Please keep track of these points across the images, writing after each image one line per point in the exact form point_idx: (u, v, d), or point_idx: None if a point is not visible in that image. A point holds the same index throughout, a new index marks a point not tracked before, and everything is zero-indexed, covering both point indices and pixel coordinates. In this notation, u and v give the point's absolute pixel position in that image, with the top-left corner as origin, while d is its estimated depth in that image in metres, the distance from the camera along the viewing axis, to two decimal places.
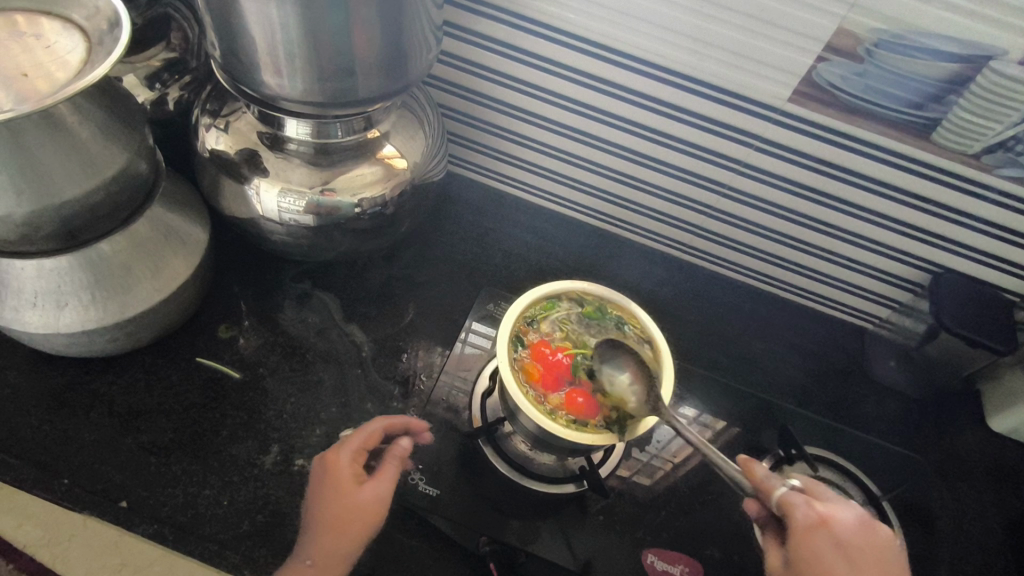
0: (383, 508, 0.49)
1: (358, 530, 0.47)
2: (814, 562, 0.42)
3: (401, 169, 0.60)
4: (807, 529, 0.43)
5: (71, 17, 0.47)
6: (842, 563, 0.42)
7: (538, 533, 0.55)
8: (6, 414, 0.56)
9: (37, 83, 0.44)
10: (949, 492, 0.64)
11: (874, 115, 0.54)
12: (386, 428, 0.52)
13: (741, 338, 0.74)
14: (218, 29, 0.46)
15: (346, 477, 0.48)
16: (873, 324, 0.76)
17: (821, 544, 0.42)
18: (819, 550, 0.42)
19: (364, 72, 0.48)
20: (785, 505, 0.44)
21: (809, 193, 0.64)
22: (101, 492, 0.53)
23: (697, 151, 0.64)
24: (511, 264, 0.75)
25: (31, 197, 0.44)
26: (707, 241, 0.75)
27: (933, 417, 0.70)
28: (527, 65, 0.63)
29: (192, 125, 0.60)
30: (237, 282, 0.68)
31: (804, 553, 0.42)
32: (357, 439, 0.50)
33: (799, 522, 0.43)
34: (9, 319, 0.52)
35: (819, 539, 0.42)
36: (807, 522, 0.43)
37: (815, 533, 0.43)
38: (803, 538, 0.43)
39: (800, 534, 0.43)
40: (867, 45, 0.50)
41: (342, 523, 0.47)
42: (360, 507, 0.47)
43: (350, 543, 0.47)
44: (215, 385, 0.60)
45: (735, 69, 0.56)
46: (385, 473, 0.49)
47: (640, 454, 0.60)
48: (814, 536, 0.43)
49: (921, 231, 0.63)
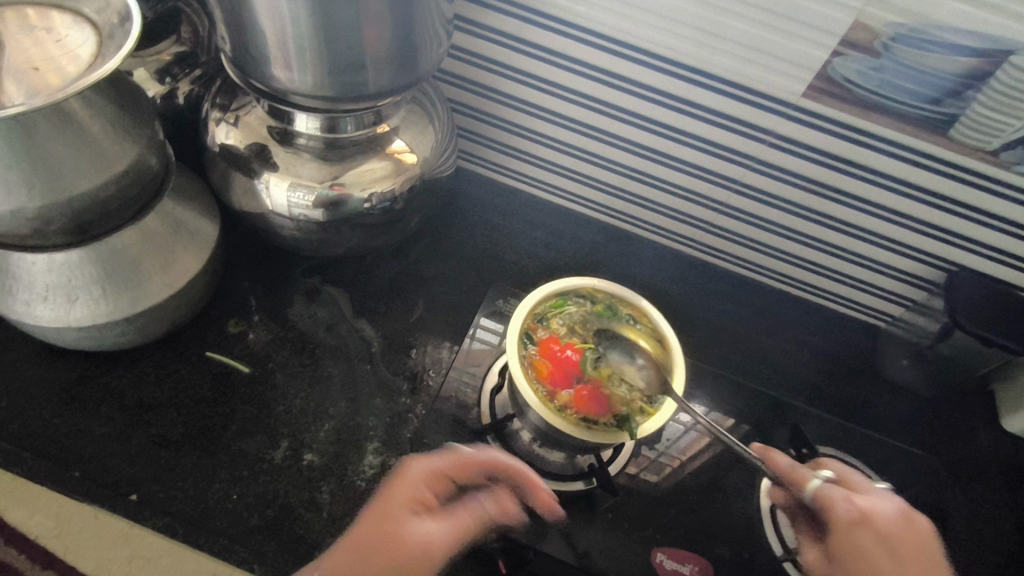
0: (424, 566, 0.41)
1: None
2: (857, 557, 0.42)
3: (411, 164, 0.59)
4: (848, 523, 0.43)
5: (82, 11, 0.47)
6: (886, 558, 0.42)
7: (547, 531, 0.54)
8: (19, 407, 0.56)
9: (48, 76, 0.44)
10: (963, 493, 0.64)
11: (890, 110, 0.54)
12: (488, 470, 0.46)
13: (752, 336, 0.73)
14: (228, 22, 0.46)
15: (410, 498, 0.43)
16: (887, 322, 0.75)
17: (864, 538, 0.42)
18: (862, 544, 0.42)
19: (374, 66, 0.47)
20: (823, 499, 0.45)
21: (823, 190, 0.63)
22: (113, 486, 0.54)
23: (709, 146, 0.64)
24: (521, 260, 0.74)
25: (42, 191, 0.44)
26: (718, 237, 0.74)
27: (947, 417, 0.69)
28: (538, 59, 0.62)
29: (202, 120, 0.60)
30: (247, 277, 0.68)
31: (845, 547, 0.43)
32: (447, 464, 0.45)
33: (839, 517, 0.43)
34: (22, 313, 0.52)
35: (861, 534, 0.43)
36: (848, 516, 0.43)
37: (856, 528, 0.43)
38: (845, 534, 0.43)
39: (841, 528, 0.43)
40: (884, 39, 0.49)
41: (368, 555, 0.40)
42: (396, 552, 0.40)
43: None
44: (225, 379, 0.60)
45: (748, 63, 0.55)
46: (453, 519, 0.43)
47: (649, 452, 0.60)
48: (856, 530, 0.43)
49: (936, 228, 0.62)
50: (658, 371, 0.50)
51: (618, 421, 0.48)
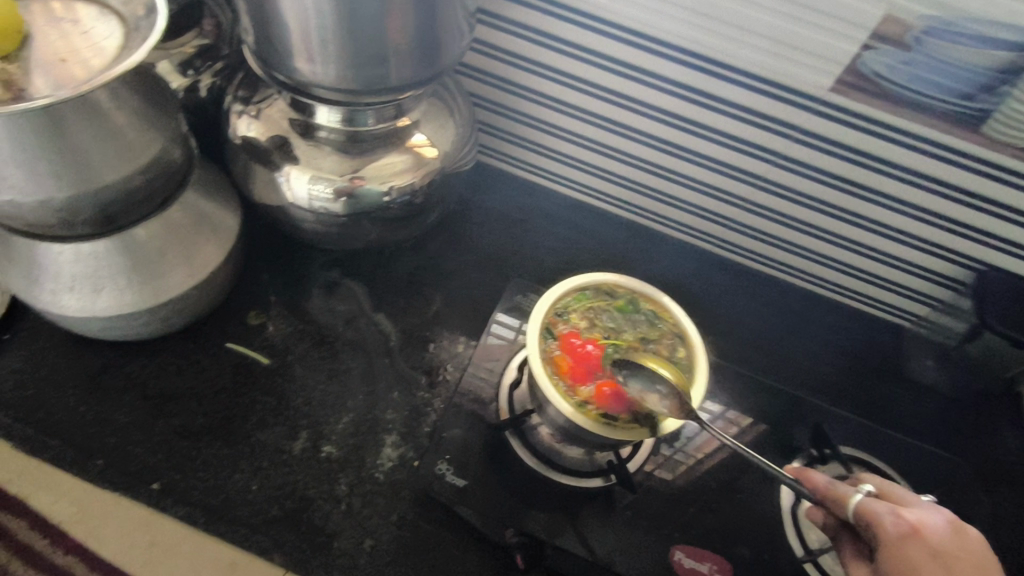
0: None
1: None
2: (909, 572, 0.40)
3: (430, 157, 0.59)
4: (896, 538, 0.41)
5: (107, 4, 0.47)
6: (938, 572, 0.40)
7: (565, 527, 0.54)
8: (45, 395, 0.57)
9: (74, 69, 0.43)
10: (989, 497, 0.62)
11: (921, 105, 0.52)
12: None
13: (773, 334, 0.72)
14: (252, 15, 0.46)
15: None
16: (911, 322, 0.74)
17: (915, 552, 0.41)
18: (914, 557, 0.40)
19: (396, 59, 0.47)
20: (868, 514, 0.43)
21: (848, 187, 0.62)
22: (135, 474, 0.54)
23: (731, 141, 0.63)
24: (540, 255, 0.74)
25: (70, 182, 0.45)
26: (739, 234, 0.73)
27: (972, 419, 0.68)
28: (560, 52, 0.62)
29: (224, 112, 0.60)
30: (267, 269, 0.68)
31: (897, 563, 0.41)
32: None
33: (888, 532, 0.42)
34: (47, 303, 0.52)
35: (910, 548, 0.41)
36: (897, 531, 0.42)
37: (906, 542, 0.41)
38: (894, 549, 0.41)
39: (890, 542, 0.41)
40: (917, 33, 0.48)
41: None
42: None
43: None
44: (246, 371, 0.61)
45: (774, 57, 0.54)
46: None
47: (666, 450, 0.59)
48: (905, 545, 0.41)
49: (966, 227, 0.61)
50: (680, 401, 0.46)
51: (637, 418, 0.47)
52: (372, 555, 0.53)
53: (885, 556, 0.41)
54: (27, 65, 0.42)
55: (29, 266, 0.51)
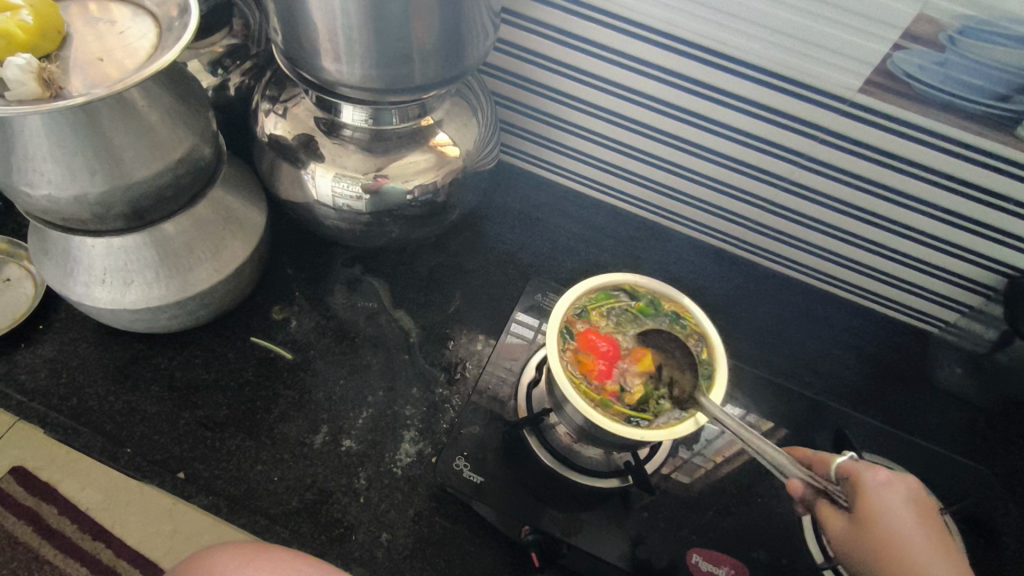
0: None
1: None
2: (887, 516, 0.43)
3: (453, 156, 0.59)
4: (876, 487, 0.44)
5: (143, 5, 0.48)
6: (912, 518, 0.43)
7: (580, 525, 0.54)
8: (76, 385, 0.59)
9: (109, 67, 0.44)
10: (1018, 507, 0.61)
11: (953, 107, 0.51)
12: None
13: (794, 338, 0.71)
14: (281, 15, 0.47)
15: None
16: (939, 328, 0.72)
17: (892, 499, 0.43)
18: (892, 504, 0.43)
19: (421, 59, 0.48)
20: (847, 467, 0.46)
21: (876, 189, 0.61)
22: (161, 463, 0.55)
23: (755, 141, 0.62)
24: (560, 254, 0.74)
25: (104, 177, 0.46)
26: (763, 236, 0.73)
27: (1001, 429, 0.66)
28: (583, 51, 0.62)
29: (252, 111, 0.61)
30: (291, 265, 0.69)
31: (877, 508, 0.43)
32: None
33: (866, 481, 0.44)
34: (81, 294, 0.54)
35: (889, 495, 0.44)
36: (877, 480, 0.44)
37: (884, 492, 0.44)
38: (869, 495, 0.44)
39: (872, 490, 0.44)
40: (950, 32, 0.47)
41: None
42: None
43: None
44: (269, 364, 0.62)
45: (801, 57, 0.53)
46: None
47: (685, 452, 0.59)
48: (882, 493, 0.44)
49: (999, 231, 0.59)
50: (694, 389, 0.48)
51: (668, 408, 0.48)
52: (389, 548, 0.53)
53: (866, 501, 0.43)
54: (66, 64, 0.43)
55: (63, 259, 0.53)
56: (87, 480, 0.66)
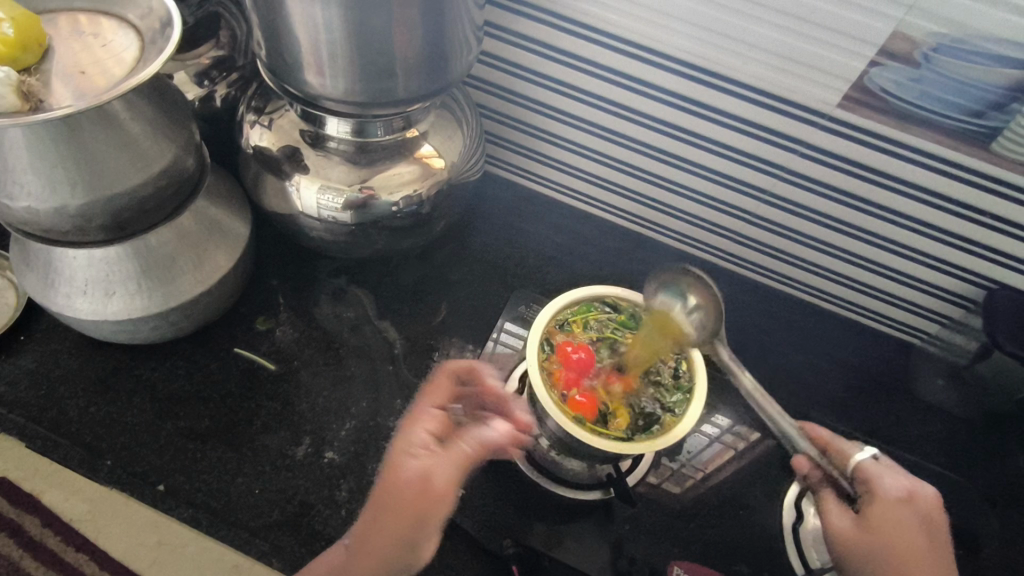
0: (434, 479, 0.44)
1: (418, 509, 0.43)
2: (895, 526, 0.46)
3: (438, 168, 0.60)
4: (892, 497, 0.47)
5: (126, 17, 0.48)
6: (919, 534, 0.46)
7: (562, 539, 0.54)
8: (56, 396, 0.59)
9: (94, 79, 0.44)
10: (999, 519, 0.61)
11: (929, 122, 0.52)
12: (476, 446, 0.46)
13: (778, 349, 0.72)
14: (265, 29, 0.47)
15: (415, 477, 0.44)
16: (922, 340, 0.73)
17: (905, 514, 0.46)
18: (904, 519, 0.46)
19: (404, 72, 0.48)
20: (868, 472, 0.48)
21: (855, 202, 0.61)
22: (141, 475, 0.55)
23: (736, 155, 0.63)
24: (546, 265, 0.74)
25: (85, 189, 0.46)
26: (747, 248, 0.73)
27: (983, 440, 0.66)
28: (567, 66, 0.62)
29: (238, 122, 0.61)
30: (277, 276, 0.69)
31: (890, 518, 0.46)
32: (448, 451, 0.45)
33: (881, 486, 0.47)
34: (62, 305, 0.54)
35: (905, 510, 0.46)
36: (896, 491, 0.47)
37: (895, 504, 0.46)
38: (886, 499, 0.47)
39: (890, 499, 0.47)
40: (925, 49, 0.48)
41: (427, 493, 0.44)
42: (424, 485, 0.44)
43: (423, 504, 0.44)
44: (252, 375, 0.62)
45: (781, 72, 0.54)
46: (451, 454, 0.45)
47: (670, 463, 0.59)
48: (892, 505, 0.46)
49: (978, 244, 0.60)
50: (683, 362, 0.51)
51: (648, 419, 0.49)
52: None
53: (883, 508, 0.46)
54: (49, 76, 0.44)
55: (44, 270, 0.53)
56: (70, 490, 0.66)
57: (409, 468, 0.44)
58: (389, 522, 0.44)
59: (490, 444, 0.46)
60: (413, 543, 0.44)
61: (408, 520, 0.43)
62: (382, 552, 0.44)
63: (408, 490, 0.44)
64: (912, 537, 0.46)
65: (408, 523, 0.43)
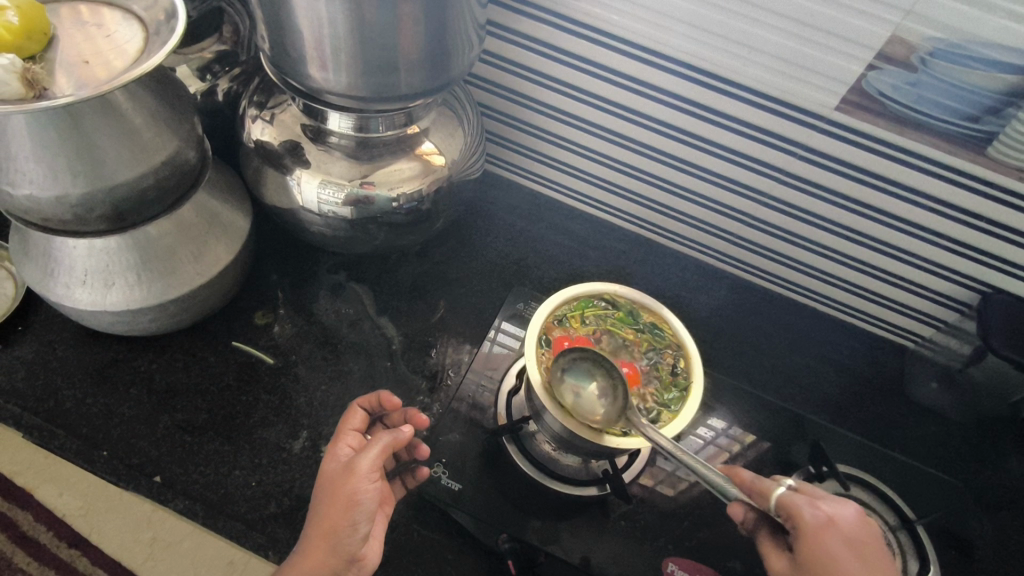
0: (354, 477, 0.46)
1: (344, 510, 0.45)
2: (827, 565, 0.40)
3: (439, 165, 0.60)
4: (814, 527, 0.41)
5: (131, 8, 0.49)
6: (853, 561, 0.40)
7: (559, 534, 0.54)
8: (52, 387, 0.58)
9: (97, 70, 0.44)
10: (991, 521, 0.61)
11: (926, 127, 0.53)
12: (389, 445, 0.48)
13: (774, 351, 0.72)
14: (269, 23, 0.48)
15: (341, 479, 0.46)
16: (916, 343, 0.73)
17: (832, 543, 0.41)
18: (831, 549, 0.40)
19: (406, 68, 0.48)
20: (785, 503, 0.43)
21: (852, 205, 0.62)
22: (138, 466, 0.55)
23: (736, 157, 0.63)
24: (544, 264, 0.75)
25: (86, 179, 0.46)
26: (743, 249, 0.74)
27: (976, 442, 0.67)
28: (569, 65, 0.63)
29: (240, 117, 0.61)
30: (275, 271, 0.69)
31: (814, 555, 0.40)
32: (368, 452, 0.47)
33: (806, 523, 0.41)
34: (62, 296, 0.54)
35: (829, 538, 0.41)
36: (814, 520, 0.41)
37: (824, 533, 0.41)
38: (810, 533, 0.41)
39: (809, 533, 0.41)
40: (922, 54, 0.49)
41: (350, 496, 0.45)
42: (345, 489, 0.45)
43: (348, 506, 0.45)
44: (250, 369, 0.62)
45: (782, 76, 0.55)
46: (370, 452, 0.47)
47: (665, 464, 0.59)
48: (824, 534, 0.41)
49: (973, 248, 0.60)
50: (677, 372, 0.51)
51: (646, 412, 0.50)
52: None
53: (805, 547, 0.41)
54: (51, 65, 0.44)
55: (44, 259, 0.53)
56: (64, 485, 0.66)
57: (334, 469, 0.47)
58: (324, 516, 0.45)
59: (401, 431, 0.49)
60: (351, 528, 0.45)
61: (341, 507, 0.45)
62: (326, 542, 0.44)
63: (337, 484, 0.46)
64: (857, 567, 0.40)
65: (342, 510, 0.45)
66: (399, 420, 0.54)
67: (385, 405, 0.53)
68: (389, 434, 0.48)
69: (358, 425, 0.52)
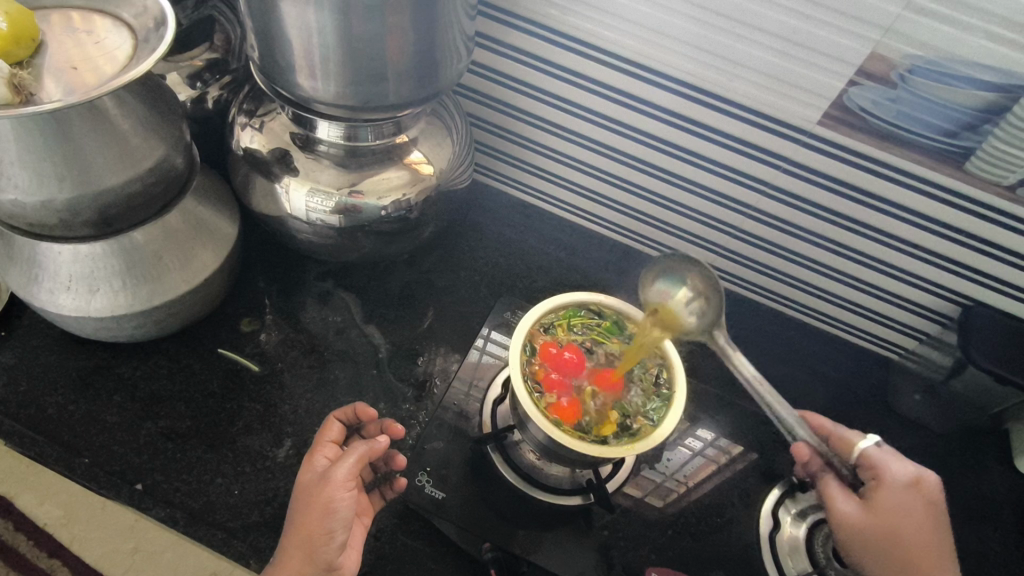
0: (330, 485, 0.46)
1: (320, 519, 0.45)
2: (888, 511, 0.48)
3: (427, 174, 0.61)
4: (889, 483, 0.49)
5: (120, 15, 0.49)
6: (910, 511, 0.48)
7: (542, 543, 0.54)
8: (33, 393, 0.58)
9: (85, 75, 0.45)
10: (971, 533, 0.62)
11: (907, 141, 0.53)
12: (364, 455, 0.48)
13: (758, 362, 0.73)
14: (259, 32, 0.48)
15: (318, 489, 0.46)
16: (900, 355, 0.74)
17: (895, 497, 0.48)
18: (894, 501, 0.48)
19: (395, 78, 0.49)
20: (873, 458, 0.50)
21: (834, 217, 0.63)
22: (119, 474, 0.55)
23: (723, 169, 0.64)
24: (532, 273, 0.75)
25: (72, 183, 0.47)
26: (730, 260, 0.74)
27: (959, 454, 0.67)
28: (558, 77, 0.63)
29: (229, 124, 0.62)
30: (263, 278, 0.69)
31: (882, 501, 0.48)
32: (345, 461, 0.47)
33: (884, 475, 0.49)
34: (45, 301, 0.54)
35: (896, 493, 0.48)
36: (892, 476, 0.49)
37: (892, 489, 0.49)
38: (884, 486, 0.49)
39: (884, 485, 0.49)
40: (902, 71, 0.50)
41: (325, 506, 0.45)
42: (321, 499, 0.45)
43: (323, 515, 0.45)
44: (235, 376, 0.62)
45: (766, 90, 0.55)
46: (345, 461, 0.47)
47: (651, 473, 0.59)
48: (895, 492, 0.48)
49: (954, 262, 0.61)
50: (659, 386, 0.52)
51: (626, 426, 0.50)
52: None
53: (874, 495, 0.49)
54: (41, 71, 0.44)
55: (27, 263, 0.53)
56: (43, 494, 0.65)
57: (311, 479, 0.47)
58: (301, 524, 0.45)
59: (379, 441, 0.49)
60: (327, 536, 0.45)
61: (315, 517, 0.45)
62: (301, 551, 0.44)
63: (312, 495, 0.46)
64: (910, 518, 0.48)
65: (318, 519, 0.45)
66: (375, 431, 0.54)
67: (361, 417, 0.53)
68: (366, 443, 0.48)
69: (335, 437, 0.52)
